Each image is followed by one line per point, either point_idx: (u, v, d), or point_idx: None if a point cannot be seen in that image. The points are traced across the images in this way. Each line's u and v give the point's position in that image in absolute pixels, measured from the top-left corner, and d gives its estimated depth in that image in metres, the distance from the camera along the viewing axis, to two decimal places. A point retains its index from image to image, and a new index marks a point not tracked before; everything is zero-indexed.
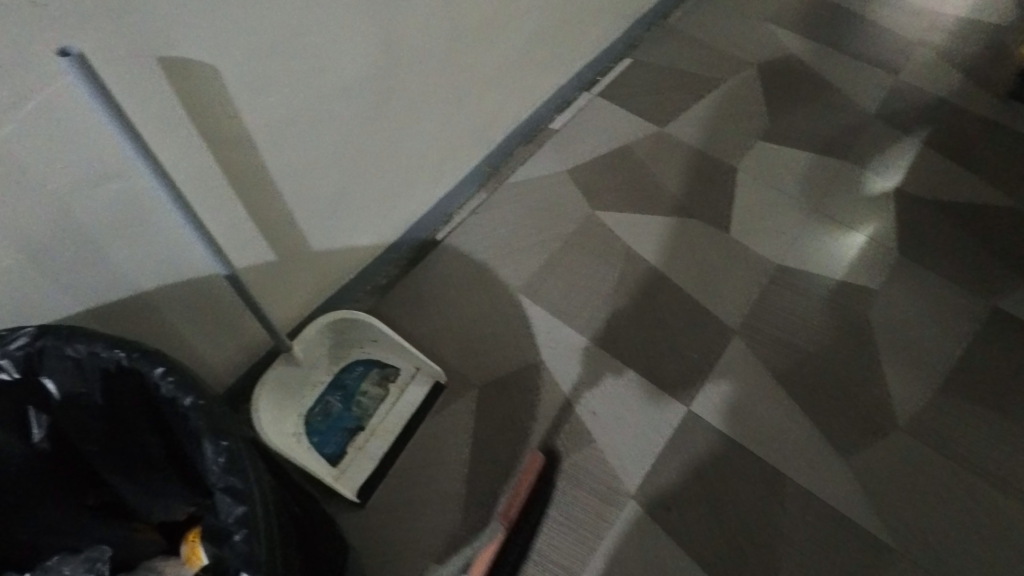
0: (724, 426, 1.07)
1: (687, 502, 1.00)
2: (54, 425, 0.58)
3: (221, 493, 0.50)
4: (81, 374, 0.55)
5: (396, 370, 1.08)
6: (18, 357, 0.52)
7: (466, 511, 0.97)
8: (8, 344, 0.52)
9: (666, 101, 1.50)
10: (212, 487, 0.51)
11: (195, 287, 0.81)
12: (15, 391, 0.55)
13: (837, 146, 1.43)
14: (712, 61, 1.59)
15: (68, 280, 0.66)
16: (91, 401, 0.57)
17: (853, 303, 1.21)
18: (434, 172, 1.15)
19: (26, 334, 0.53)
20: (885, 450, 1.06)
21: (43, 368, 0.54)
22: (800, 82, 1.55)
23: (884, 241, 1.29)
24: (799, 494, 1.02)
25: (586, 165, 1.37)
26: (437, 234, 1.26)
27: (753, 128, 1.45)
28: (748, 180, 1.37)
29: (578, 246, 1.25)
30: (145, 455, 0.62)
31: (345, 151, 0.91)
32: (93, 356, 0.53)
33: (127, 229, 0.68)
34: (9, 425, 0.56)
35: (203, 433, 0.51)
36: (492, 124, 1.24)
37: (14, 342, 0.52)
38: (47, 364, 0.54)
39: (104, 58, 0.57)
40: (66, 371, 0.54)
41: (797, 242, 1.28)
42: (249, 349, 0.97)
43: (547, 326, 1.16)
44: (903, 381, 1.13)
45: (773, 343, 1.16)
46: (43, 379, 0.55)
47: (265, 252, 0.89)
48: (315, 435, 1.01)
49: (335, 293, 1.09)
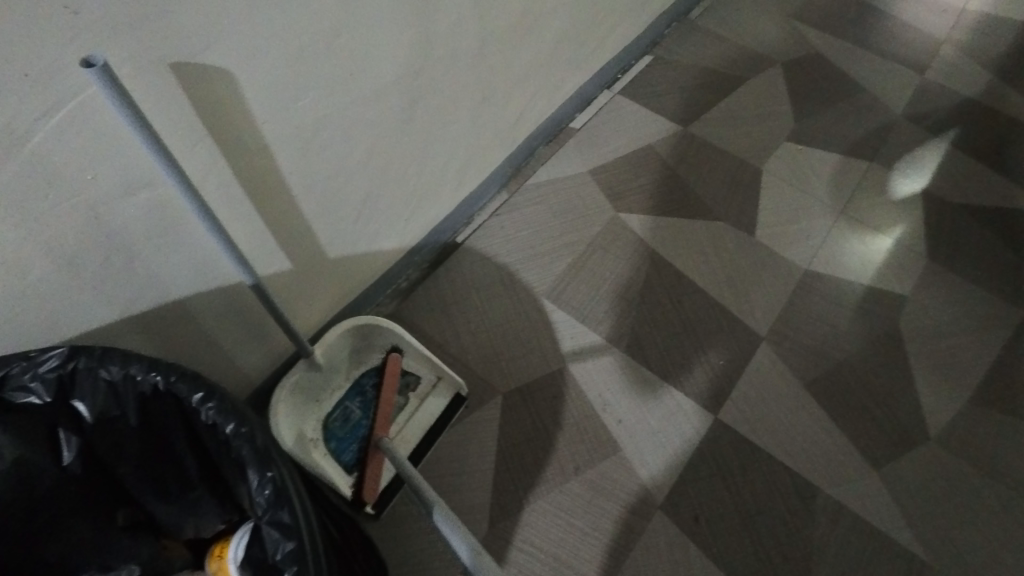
0: (754, 435, 1.05)
1: (717, 514, 0.98)
2: (85, 447, 0.57)
3: (268, 525, 0.49)
4: (114, 396, 0.53)
5: (417, 378, 1.05)
6: (50, 379, 0.51)
7: (491, 521, 0.96)
8: (39, 366, 0.50)
9: (689, 100, 1.47)
10: (257, 519, 0.50)
11: (218, 295, 0.79)
12: (45, 414, 0.53)
13: (865, 147, 1.40)
14: (737, 59, 1.56)
15: (92, 292, 0.64)
16: (124, 423, 0.55)
17: (883, 309, 1.18)
18: (457, 175, 1.13)
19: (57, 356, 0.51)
20: (919, 461, 1.03)
21: (74, 390, 0.53)
22: (826, 81, 1.52)
23: (913, 246, 1.26)
24: (831, 505, 0.99)
25: (609, 166, 1.34)
26: (458, 236, 1.24)
27: (778, 128, 1.43)
28: (774, 182, 1.34)
29: (602, 249, 1.23)
30: (178, 474, 0.61)
31: (371, 154, 0.89)
32: (129, 379, 0.52)
33: (152, 240, 0.66)
34: (40, 447, 0.54)
35: (248, 462, 0.50)
36: (516, 124, 1.21)
37: (45, 365, 0.51)
38: (79, 386, 0.52)
39: (133, 66, 0.54)
40: (99, 393, 0.53)
41: (825, 246, 1.26)
42: (270, 355, 0.95)
43: (572, 331, 1.14)
44: (936, 391, 1.10)
45: (802, 350, 1.13)
46: (74, 401, 0.53)
47: (290, 261, 0.87)
48: (333, 441, 0.99)
49: (357, 298, 1.07)
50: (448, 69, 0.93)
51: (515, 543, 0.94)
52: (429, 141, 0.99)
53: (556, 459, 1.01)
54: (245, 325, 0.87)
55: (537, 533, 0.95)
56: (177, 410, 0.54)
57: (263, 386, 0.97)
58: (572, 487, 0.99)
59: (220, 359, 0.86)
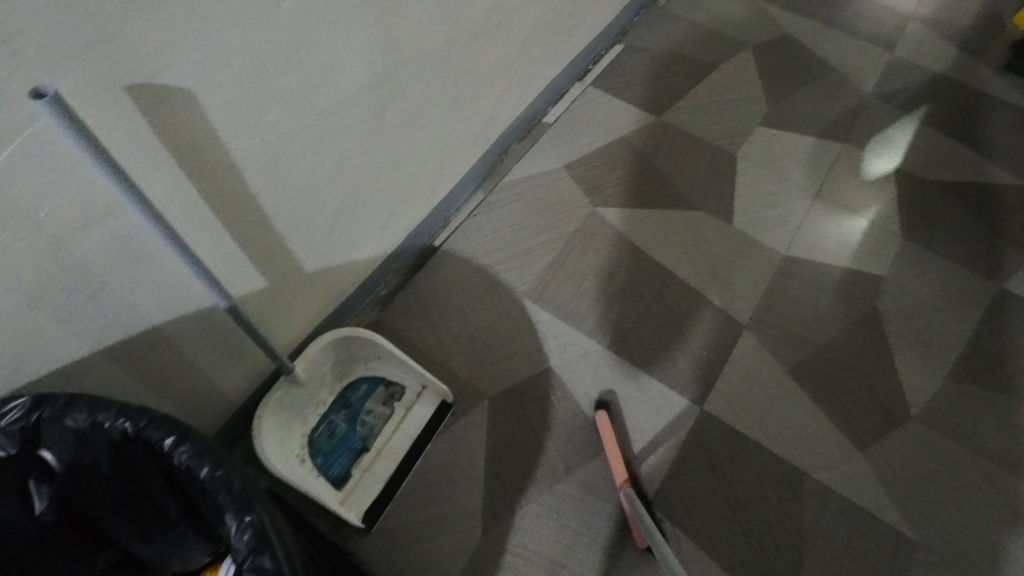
0: (741, 424, 1.05)
1: (707, 505, 0.98)
2: (57, 495, 0.55)
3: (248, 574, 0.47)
4: (83, 444, 0.52)
5: (402, 388, 1.05)
6: (14, 432, 0.50)
7: (485, 526, 0.95)
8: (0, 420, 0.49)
9: (662, 88, 1.46)
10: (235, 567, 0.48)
11: (191, 322, 0.77)
12: (12, 466, 0.52)
13: (838, 128, 1.41)
14: (708, 44, 1.55)
15: (59, 331, 0.62)
16: (96, 470, 0.54)
17: (863, 291, 1.19)
18: (432, 179, 1.10)
19: (20, 407, 0.50)
20: (903, 440, 1.05)
21: (41, 441, 0.51)
22: (797, 63, 1.52)
23: (889, 226, 1.27)
24: (818, 489, 1.00)
25: (585, 160, 1.33)
26: (436, 240, 1.22)
27: (752, 113, 1.42)
28: (750, 168, 1.34)
29: (583, 245, 1.22)
30: (158, 513, 0.59)
31: (341, 167, 0.86)
32: (100, 427, 0.51)
33: (116, 273, 0.64)
34: (9, 499, 0.53)
35: (225, 508, 0.49)
36: (490, 122, 1.19)
37: (7, 417, 0.49)
38: (46, 436, 0.51)
39: (85, 97, 0.52)
40: (68, 442, 0.51)
41: (803, 230, 1.26)
42: (248, 375, 0.93)
43: (555, 331, 1.12)
44: (918, 369, 1.11)
45: (786, 336, 1.13)
46: (41, 451, 0.52)
47: (262, 280, 0.85)
48: (320, 456, 0.98)
49: (335, 310, 1.05)
50: (417, 74, 0.90)
51: (510, 547, 0.94)
52: (401, 148, 0.96)
53: (546, 461, 1.00)
54: (221, 348, 0.84)
55: (532, 536, 0.95)
56: (150, 454, 0.53)
57: (243, 406, 0.95)
58: (563, 488, 0.98)
59: (197, 383, 0.84)
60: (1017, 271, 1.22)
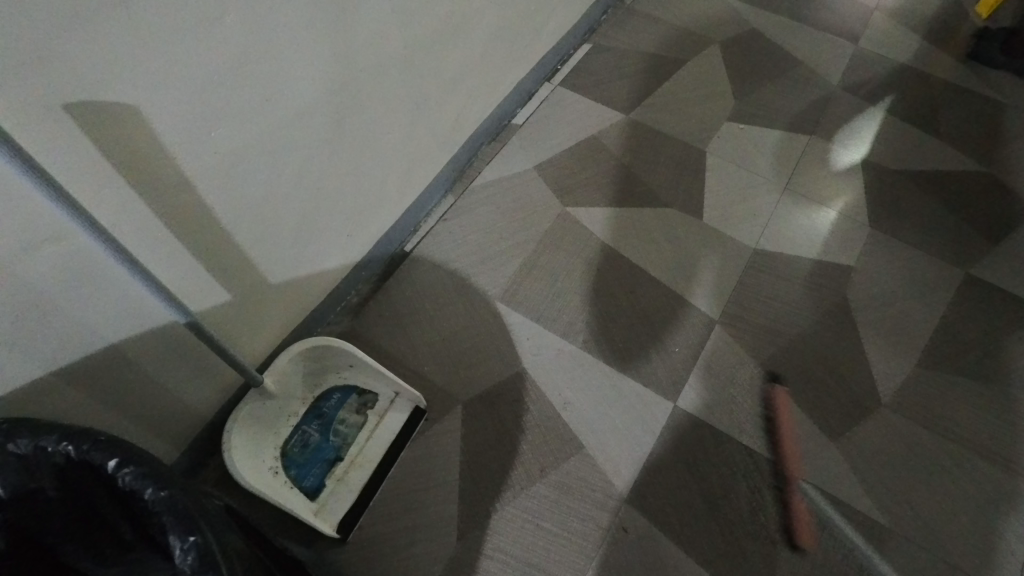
0: (714, 419, 1.05)
1: (683, 501, 0.98)
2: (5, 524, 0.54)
3: None
4: (28, 470, 0.51)
5: (375, 396, 1.05)
6: None
7: (460, 532, 0.95)
8: None
9: (630, 86, 1.46)
10: None
11: (151, 339, 0.76)
12: None
13: (805, 121, 1.42)
14: (675, 41, 1.55)
15: (9, 355, 0.61)
16: (44, 495, 0.53)
17: (833, 282, 1.20)
18: (399, 185, 1.10)
19: None
20: (874, 429, 1.06)
21: None
22: (764, 57, 1.53)
23: (857, 216, 1.28)
24: (792, 481, 1.01)
25: (555, 160, 1.33)
26: (407, 246, 1.21)
27: (720, 108, 1.43)
28: (720, 163, 1.34)
29: (554, 246, 1.22)
30: (114, 535, 0.59)
31: (301, 177, 0.85)
32: (42, 452, 0.50)
33: (66, 293, 0.63)
34: None
35: (169, 527, 0.47)
36: (457, 126, 1.19)
37: None
38: None
39: (19, 119, 0.51)
40: (11, 469, 0.50)
41: (772, 223, 1.27)
42: (216, 390, 0.92)
43: (528, 333, 1.12)
44: (888, 358, 1.12)
45: (758, 330, 1.14)
46: None
47: (225, 294, 0.84)
48: (293, 467, 0.98)
49: (304, 321, 1.04)
50: (376, 81, 0.89)
51: (486, 552, 0.93)
52: (364, 157, 0.96)
53: (521, 464, 1.00)
54: (185, 364, 0.83)
55: (508, 540, 0.94)
56: (99, 478, 0.52)
57: (212, 421, 0.94)
58: (539, 490, 0.98)
59: (162, 400, 0.83)
60: (983, 257, 1.24)
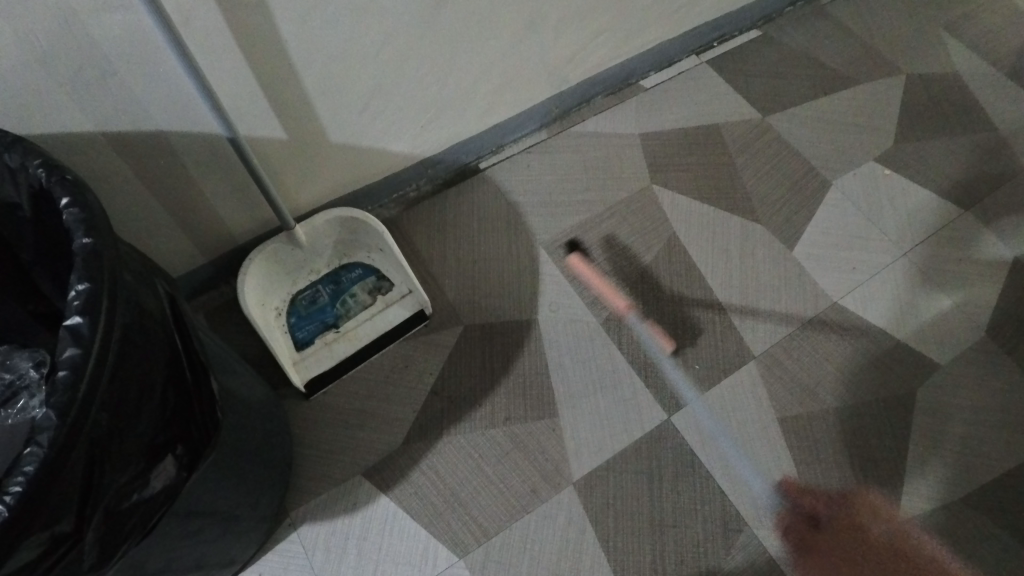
0: (701, 449, 0.96)
1: (628, 510, 0.92)
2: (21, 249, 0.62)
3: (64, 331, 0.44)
4: (35, 196, 0.54)
5: (390, 285, 1.06)
6: (13, 174, 0.54)
7: (407, 438, 0.96)
8: (3, 156, 0.53)
9: (782, 88, 1.32)
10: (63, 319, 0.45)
11: (195, 142, 0.82)
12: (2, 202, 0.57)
13: (965, 191, 1.20)
14: (856, 58, 1.37)
15: (79, 101, 0.70)
16: (53, 227, 0.56)
17: (907, 371, 1.03)
18: (487, 97, 1.08)
19: (20, 151, 0.53)
20: (873, 539, 0.92)
21: (15, 183, 0.55)
22: (953, 106, 1.30)
23: (976, 314, 1.08)
24: (751, 545, 0.91)
25: (663, 135, 1.24)
26: (482, 163, 1.20)
27: (870, 144, 1.25)
28: (840, 199, 1.19)
29: (620, 218, 1.15)
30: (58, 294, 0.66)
31: (383, 47, 0.87)
32: (24, 169, 0.53)
33: (128, 68, 0.69)
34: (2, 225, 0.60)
35: (75, 267, 0.47)
36: (568, 62, 1.14)
37: (9, 156, 0.53)
38: (19, 178, 0.54)
39: None
40: (28, 190, 0.54)
41: (870, 284, 1.11)
42: (254, 222, 0.99)
43: (555, 288, 1.08)
44: (933, 475, 0.96)
45: (794, 384, 1.02)
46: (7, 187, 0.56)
47: (280, 130, 0.88)
48: (294, 316, 1.03)
49: (356, 192, 1.08)
50: None
51: (420, 466, 0.95)
52: (454, 51, 0.94)
53: (489, 404, 0.99)
54: (227, 183, 0.90)
55: (445, 466, 0.95)
56: (60, 222, 0.53)
57: (240, 246, 1.01)
58: (495, 435, 0.97)
59: (199, 206, 0.91)
60: None
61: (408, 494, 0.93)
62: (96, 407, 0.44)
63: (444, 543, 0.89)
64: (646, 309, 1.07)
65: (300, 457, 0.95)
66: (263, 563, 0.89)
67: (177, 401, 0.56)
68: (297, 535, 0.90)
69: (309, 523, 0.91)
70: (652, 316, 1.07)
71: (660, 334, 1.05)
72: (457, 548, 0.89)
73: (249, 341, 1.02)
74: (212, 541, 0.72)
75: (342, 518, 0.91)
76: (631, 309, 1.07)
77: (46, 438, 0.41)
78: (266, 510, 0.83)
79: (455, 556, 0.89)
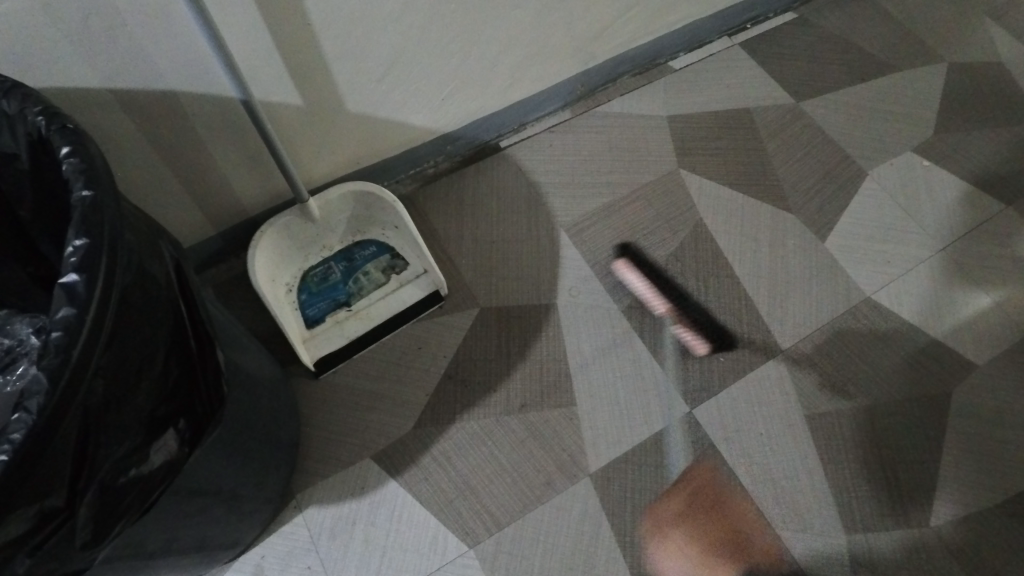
0: (724, 444, 0.92)
1: (647, 505, 0.88)
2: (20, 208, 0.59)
3: (59, 289, 0.41)
4: (34, 147, 0.51)
5: (405, 265, 1.02)
6: (11, 122, 0.51)
7: (418, 422, 0.93)
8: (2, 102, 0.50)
9: (817, 72, 1.26)
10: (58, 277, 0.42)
11: (207, 105, 0.78)
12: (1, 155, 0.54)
13: (1009, 184, 1.14)
14: (895, 43, 1.31)
15: (86, 54, 0.66)
16: (53, 181, 0.52)
17: (944, 370, 0.99)
18: (510, 71, 1.04)
19: (19, 98, 0.50)
20: (903, 544, 0.87)
21: (14, 132, 0.51)
22: (997, 96, 1.24)
23: (1018, 313, 1.03)
24: (774, 545, 0.87)
25: (692, 118, 1.19)
26: (502, 141, 1.16)
27: (908, 133, 1.20)
28: (876, 190, 1.14)
29: (644, 202, 1.11)
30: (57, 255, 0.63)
31: (406, 11, 0.82)
32: (23, 117, 0.49)
33: (137, 19, 0.66)
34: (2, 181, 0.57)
35: (74, 221, 0.44)
36: (596, 36, 1.09)
37: (7, 103, 0.50)
38: (18, 126, 0.51)
39: None
40: (27, 141, 0.51)
41: (905, 279, 1.06)
42: (266, 194, 0.96)
43: (576, 273, 1.04)
44: (968, 480, 0.91)
45: (822, 379, 0.97)
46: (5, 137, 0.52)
47: (295, 96, 0.84)
48: (304, 293, 0.99)
49: (372, 167, 1.04)
50: None
51: (431, 452, 0.91)
52: (479, 18, 0.90)
53: (504, 390, 0.95)
54: (240, 150, 0.86)
55: (457, 452, 0.91)
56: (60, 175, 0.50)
57: (252, 218, 0.98)
58: (509, 422, 0.93)
59: (209, 174, 0.87)
60: None
61: (418, 479, 0.89)
62: (91, 372, 0.40)
63: (454, 532, 0.86)
64: (685, 311, 1.02)
65: (308, 438, 0.92)
66: (267, 545, 0.86)
67: (180, 372, 0.53)
68: (303, 518, 0.87)
69: (316, 506, 0.88)
70: (688, 319, 1.01)
71: (695, 335, 1.00)
72: (468, 537, 0.86)
73: (258, 317, 0.99)
74: (214, 522, 0.69)
75: (349, 502, 0.88)
76: (670, 314, 1.01)
77: (36, 404, 0.37)
78: (272, 491, 0.80)
79: (465, 545, 0.85)
